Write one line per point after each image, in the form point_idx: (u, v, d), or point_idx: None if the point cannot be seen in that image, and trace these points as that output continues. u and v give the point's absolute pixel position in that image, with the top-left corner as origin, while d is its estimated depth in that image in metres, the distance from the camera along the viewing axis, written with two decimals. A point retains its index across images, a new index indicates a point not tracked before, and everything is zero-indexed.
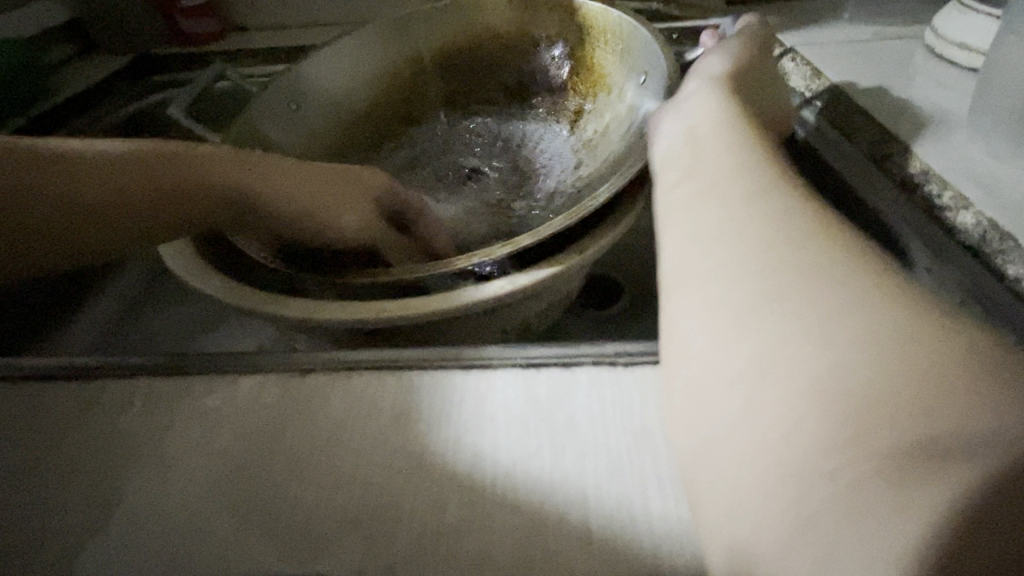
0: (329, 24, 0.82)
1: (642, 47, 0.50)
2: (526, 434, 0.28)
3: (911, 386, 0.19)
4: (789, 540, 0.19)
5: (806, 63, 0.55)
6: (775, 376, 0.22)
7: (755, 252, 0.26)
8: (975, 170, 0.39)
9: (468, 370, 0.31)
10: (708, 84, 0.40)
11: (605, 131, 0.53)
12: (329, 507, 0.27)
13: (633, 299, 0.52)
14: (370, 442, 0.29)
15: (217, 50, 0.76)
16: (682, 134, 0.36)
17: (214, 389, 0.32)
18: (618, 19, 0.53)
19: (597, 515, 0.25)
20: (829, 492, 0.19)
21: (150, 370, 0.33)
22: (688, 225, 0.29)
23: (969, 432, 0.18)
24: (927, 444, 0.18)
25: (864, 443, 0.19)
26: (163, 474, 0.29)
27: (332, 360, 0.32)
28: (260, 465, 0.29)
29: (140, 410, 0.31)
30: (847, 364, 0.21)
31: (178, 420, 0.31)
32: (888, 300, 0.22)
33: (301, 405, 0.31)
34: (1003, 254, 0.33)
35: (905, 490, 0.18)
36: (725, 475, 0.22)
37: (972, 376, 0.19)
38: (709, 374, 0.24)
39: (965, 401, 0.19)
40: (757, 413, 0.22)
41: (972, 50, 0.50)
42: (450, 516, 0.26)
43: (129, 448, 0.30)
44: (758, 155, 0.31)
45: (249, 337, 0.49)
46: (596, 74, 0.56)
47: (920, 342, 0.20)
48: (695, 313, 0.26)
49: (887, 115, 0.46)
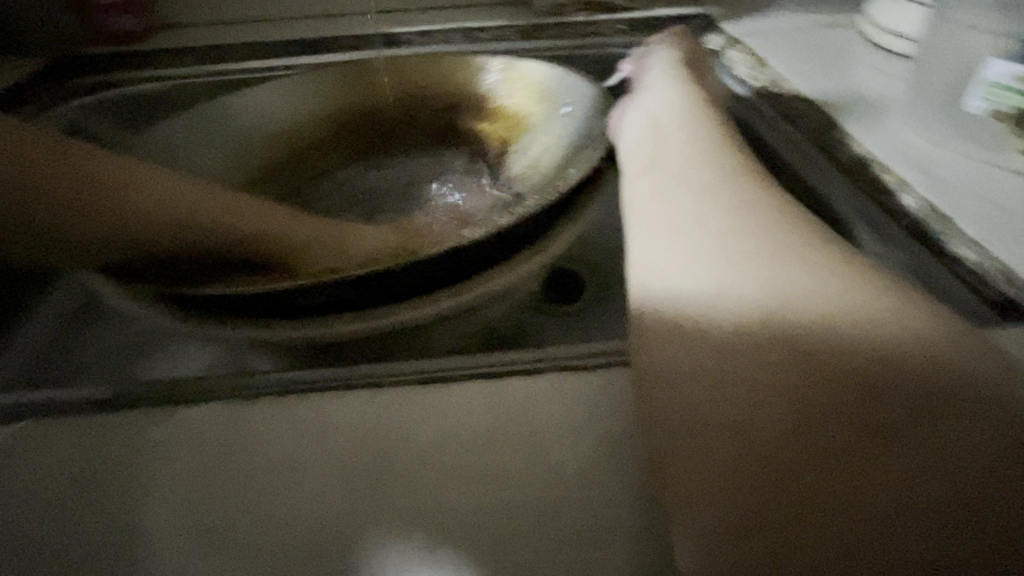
0: (265, 19, 0.78)
1: (560, 85, 0.54)
2: (491, 446, 0.29)
3: (859, 380, 0.22)
4: (760, 522, 0.23)
5: (752, 53, 0.56)
6: (729, 360, 0.25)
7: (728, 234, 0.28)
8: (912, 155, 0.40)
9: (429, 386, 0.30)
10: (669, 79, 0.44)
11: (533, 166, 0.52)
12: (299, 530, 0.28)
13: (595, 292, 0.52)
14: (334, 464, 0.29)
15: (141, 49, 0.71)
16: (648, 126, 0.39)
17: (161, 424, 0.30)
18: (532, 71, 0.56)
19: (564, 518, 0.27)
20: (791, 483, 0.22)
21: (83, 407, 0.30)
22: (654, 217, 0.31)
23: (901, 424, 0.22)
24: (871, 436, 0.22)
25: (819, 437, 0.22)
26: (115, 517, 0.28)
27: (284, 382, 0.31)
28: (222, 497, 0.28)
29: (79, 451, 0.29)
30: (789, 352, 0.24)
31: (122, 459, 0.29)
32: (847, 281, 0.25)
33: (255, 432, 0.30)
34: (943, 234, 0.34)
35: (855, 479, 0.22)
36: (698, 470, 0.24)
37: (914, 366, 0.22)
38: (681, 369, 0.25)
39: (906, 391, 0.22)
40: (726, 409, 0.24)
41: (903, 38, 0.53)
42: (421, 531, 0.27)
43: (73, 492, 0.28)
44: (721, 145, 0.35)
45: (195, 360, 0.46)
46: (513, 119, 0.56)
47: (864, 337, 0.23)
48: (676, 297, 0.28)
49: (827, 102, 0.47)
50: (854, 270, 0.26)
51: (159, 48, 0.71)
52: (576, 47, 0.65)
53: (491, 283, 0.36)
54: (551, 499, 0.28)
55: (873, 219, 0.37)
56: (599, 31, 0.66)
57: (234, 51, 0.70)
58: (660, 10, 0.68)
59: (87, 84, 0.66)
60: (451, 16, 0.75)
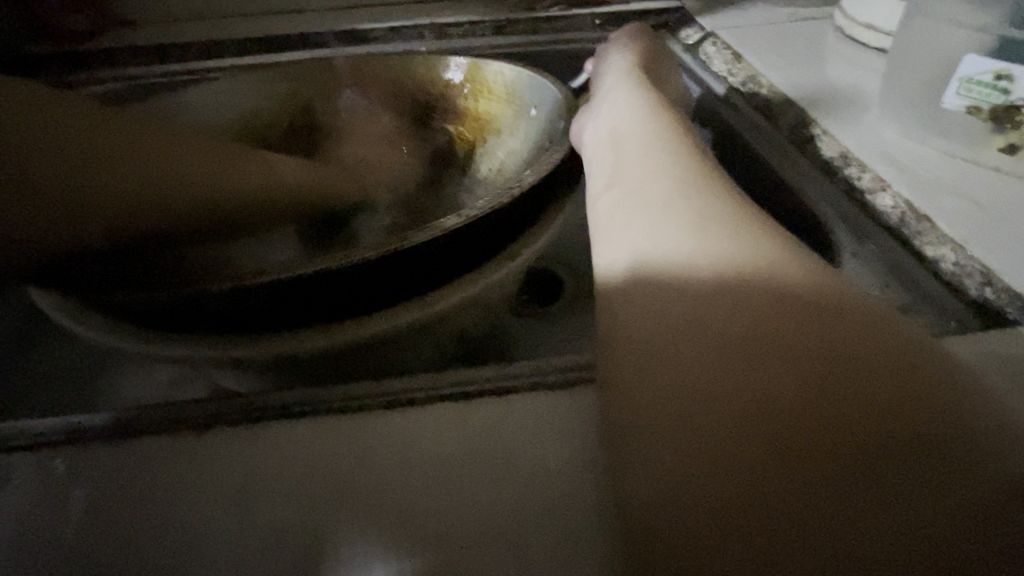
0: (226, 15, 0.74)
1: (528, 84, 0.51)
2: (461, 467, 0.28)
3: (802, 370, 0.23)
4: (711, 516, 0.21)
5: (727, 47, 0.54)
6: (686, 364, 0.25)
7: (687, 257, 0.28)
8: (889, 151, 0.40)
9: (394, 408, 0.30)
10: (627, 84, 0.43)
11: (504, 169, 0.51)
12: (257, 567, 0.26)
13: (572, 294, 0.51)
14: (294, 493, 0.27)
15: (94, 47, 0.67)
16: (604, 142, 0.38)
17: (115, 455, 0.29)
18: (496, 72, 0.53)
19: (539, 546, 0.25)
20: (742, 472, 0.22)
21: (32, 442, 0.29)
22: (617, 236, 0.32)
23: (850, 408, 0.22)
24: (821, 422, 0.22)
25: (764, 422, 0.23)
26: (60, 553, 0.26)
27: (238, 406, 0.30)
28: (174, 529, 0.27)
29: (28, 486, 0.28)
30: (743, 370, 0.24)
31: (70, 494, 0.28)
32: (804, 299, 0.25)
33: (207, 462, 0.29)
34: (921, 235, 0.33)
35: (801, 465, 0.21)
36: (652, 468, 0.23)
37: (862, 360, 0.23)
38: (644, 371, 0.26)
39: (854, 380, 0.23)
40: (680, 404, 0.24)
41: (878, 31, 0.52)
42: (389, 559, 0.25)
43: (20, 528, 0.27)
44: (682, 155, 0.35)
45: (159, 377, 0.45)
46: (481, 119, 0.55)
47: (809, 332, 0.24)
48: (642, 329, 0.27)
49: (804, 97, 0.46)
50: (812, 272, 0.27)
51: (110, 47, 0.67)
52: (548, 43, 0.63)
53: (458, 294, 0.35)
54: (523, 522, 0.26)
55: (850, 219, 0.37)
56: (572, 27, 0.64)
57: (194, 49, 0.67)
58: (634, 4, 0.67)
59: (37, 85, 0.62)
60: (419, 11, 0.73)
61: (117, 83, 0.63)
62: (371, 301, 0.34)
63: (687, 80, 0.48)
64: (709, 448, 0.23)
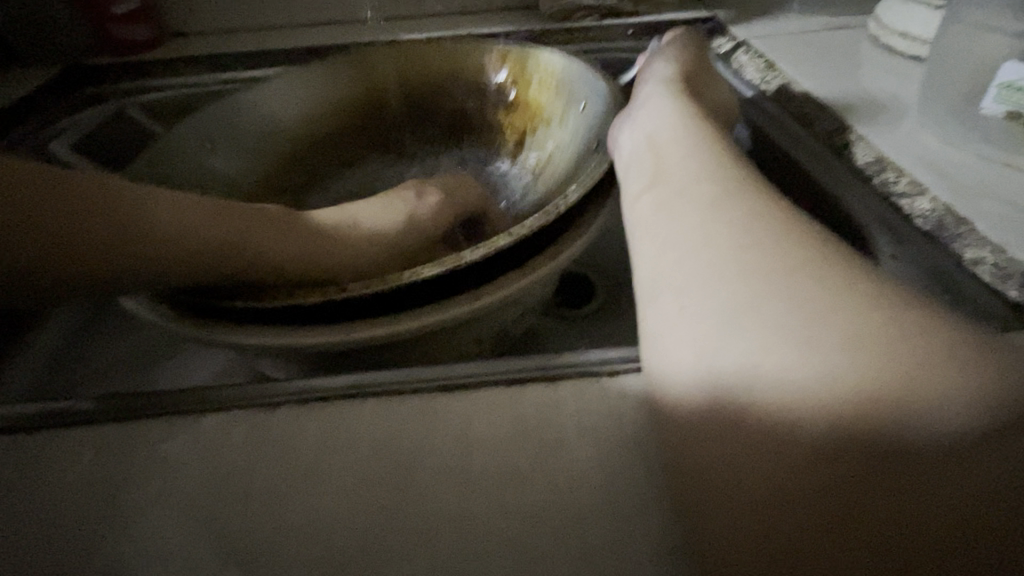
0: (274, 27, 0.78)
1: (578, 76, 0.53)
2: (514, 453, 0.29)
3: (866, 383, 0.22)
4: (773, 533, 0.23)
5: (761, 55, 0.55)
6: (727, 360, 0.26)
7: (733, 256, 0.28)
8: (929, 157, 0.40)
9: (447, 392, 0.32)
10: (664, 91, 0.44)
11: (550, 161, 0.55)
12: (328, 540, 0.27)
13: (606, 295, 0.52)
14: (355, 472, 0.29)
15: (152, 58, 0.72)
16: (644, 145, 0.39)
17: (189, 429, 0.31)
18: (547, 61, 0.56)
19: (589, 528, 0.27)
20: (797, 488, 0.23)
21: (116, 415, 0.32)
22: (659, 236, 0.33)
23: (910, 418, 0.22)
24: (878, 437, 0.22)
25: (819, 440, 0.23)
26: (143, 518, 0.29)
27: (300, 390, 0.32)
28: (242, 500, 0.29)
29: (112, 456, 0.31)
30: (786, 364, 0.24)
31: (150, 465, 0.30)
32: (858, 298, 0.25)
33: (274, 439, 0.31)
34: (960, 237, 0.34)
35: (860, 486, 0.21)
36: (712, 483, 0.25)
37: (928, 365, 0.22)
38: (695, 379, 0.26)
39: (919, 388, 0.22)
40: (734, 423, 0.25)
41: (915, 39, 0.53)
42: (446, 536, 0.27)
43: (105, 495, 0.29)
44: (723, 157, 0.35)
45: (215, 367, 0.48)
46: (533, 111, 0.58)
47: (870, 330, 0.24)
48: (682, 323, 0.28)
49: (841, 104, 0.47)
50: (859, 268, 0.27)
51: (169, 57, 0.71)
52: (583, 51, 0.65)
53: (502, 290, 0.36)
54: (572, 504, 0.27)
55: (888, 222, 0.38)
56: (606, 37, 0.66)
57: (244, 60, 0.71)
58: (666, 14, 0.68)
59: (100, 93, 0.67)
60: (456, 24, 0.75)
61: (177, 91, 0.67)
62: (419, 295, 0.36)
63: (724, 87, 0.49)
64: (755, 446, 0.24)
